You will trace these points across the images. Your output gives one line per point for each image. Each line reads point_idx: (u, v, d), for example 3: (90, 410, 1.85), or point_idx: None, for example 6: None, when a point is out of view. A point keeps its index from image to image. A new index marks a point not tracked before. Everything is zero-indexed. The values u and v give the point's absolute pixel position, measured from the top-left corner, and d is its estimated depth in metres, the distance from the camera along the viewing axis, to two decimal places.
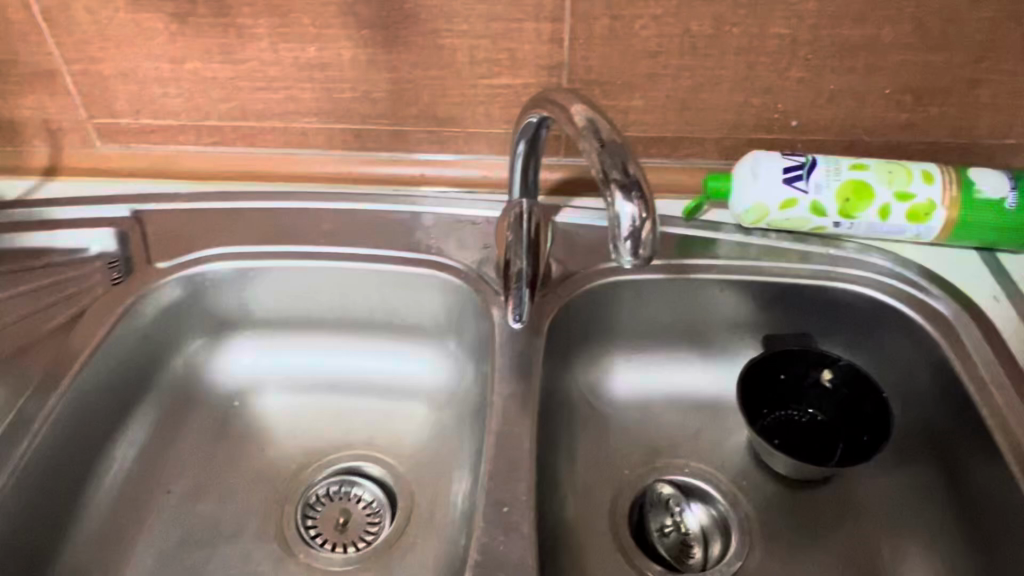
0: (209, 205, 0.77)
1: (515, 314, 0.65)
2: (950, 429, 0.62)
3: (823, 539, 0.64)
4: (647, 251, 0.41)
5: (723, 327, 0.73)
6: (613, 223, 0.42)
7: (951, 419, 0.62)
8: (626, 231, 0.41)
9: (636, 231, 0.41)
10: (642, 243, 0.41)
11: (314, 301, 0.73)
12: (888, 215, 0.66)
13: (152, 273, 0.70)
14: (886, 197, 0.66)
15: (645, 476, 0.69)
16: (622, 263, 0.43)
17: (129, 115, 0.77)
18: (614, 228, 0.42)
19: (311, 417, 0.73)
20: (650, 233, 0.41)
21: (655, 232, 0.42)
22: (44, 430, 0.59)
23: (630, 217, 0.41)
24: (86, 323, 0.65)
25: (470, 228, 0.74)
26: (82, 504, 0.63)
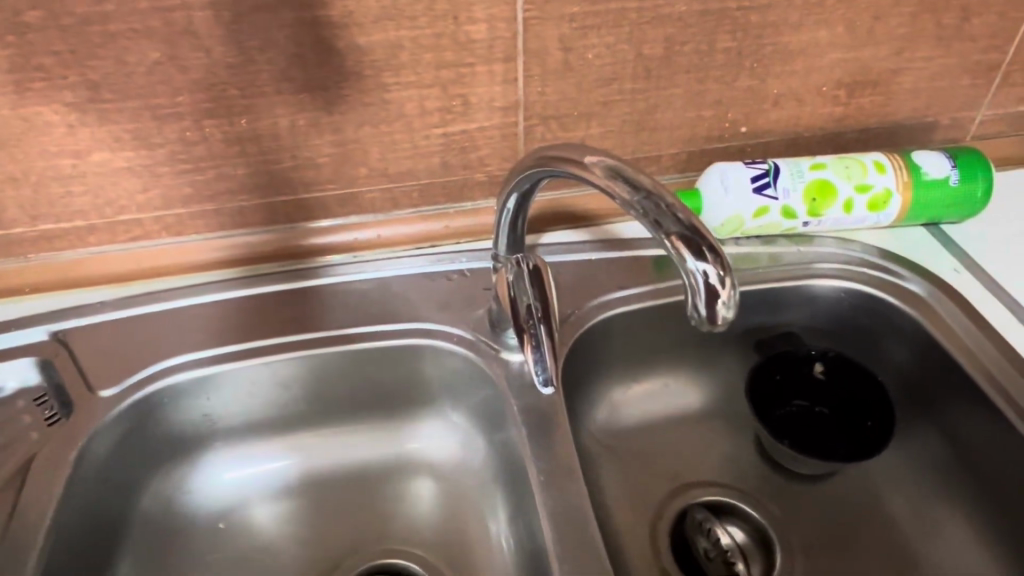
0: (145, 310, 0.67)
1: (541, 377, 0.60)
2: (948, 400, 0.66)
3: (854, 528, 0.66)
4: (731, 309, 0.39)
5: (712, 340, 0.73)
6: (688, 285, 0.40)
7: (947, 391, 0.66)
8: (707, 291, 0.39)
9: (717, 290, 0.39)
10: (727, 302, 0.39)
11: (290, 396, 0.66)
12: (851, 208, 0.69)
13: (97, 403, 0.60)
14: (847, 191, 0.68)
15: (673, 505, 0.68)
16: (700, 323, 0.41)
17: (23, 222, 0.65)
18: (689, 290, 0.40)
19: (312, 522, 0.66)
20: (730, 289, 0.39)
21: (733, 286, 0.40)
22: None
23: (708, 276, 0.39)
24: (36, 483, 0.56)
25: (444, 286, 0.70)
26: None
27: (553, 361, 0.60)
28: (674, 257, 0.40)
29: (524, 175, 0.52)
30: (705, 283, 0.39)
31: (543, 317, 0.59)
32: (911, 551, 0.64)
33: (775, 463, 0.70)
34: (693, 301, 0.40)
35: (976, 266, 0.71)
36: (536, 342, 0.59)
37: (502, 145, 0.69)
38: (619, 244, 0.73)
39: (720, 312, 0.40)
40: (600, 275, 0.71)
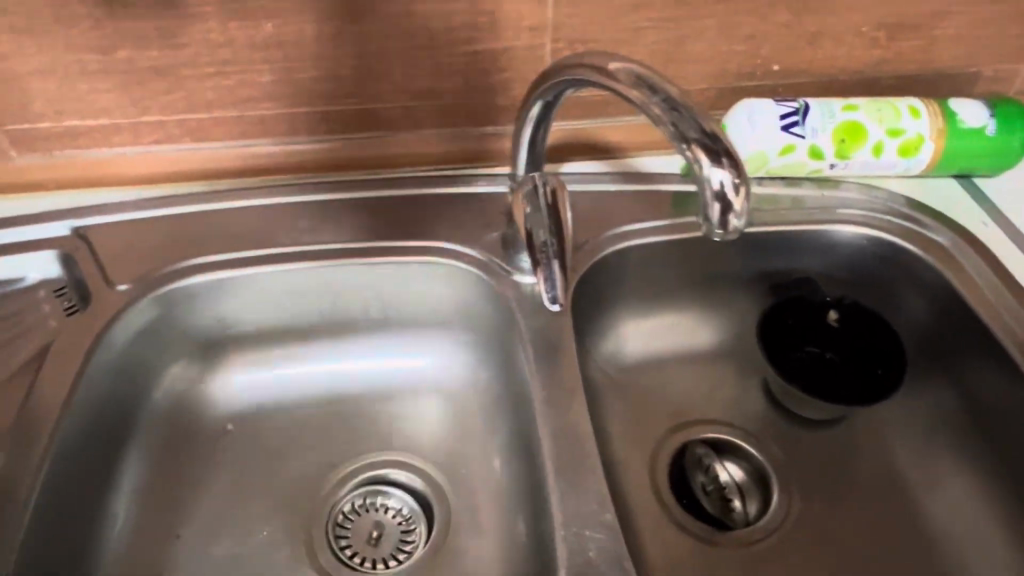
0: (164, 212, 0.68)
1: (550, 296, 0.61)
2: (964, 354, 0.65)
3: (856, 475, 0.66)
4: (743, 219, 0.39)
5: (728, 281, 0.73)
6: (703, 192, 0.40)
7: (963, 345, 0.65)
8: (720, 198, 0.39)
9: (730, 198, 0.39)
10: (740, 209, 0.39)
11: (303, 305, 0.67)
12: (881, 152, 0.67)
13: (115, 297, 0.62)
14: (878, 134, 0.67)
15: (675, 439, 0.68)
16: (712, 233, 0.41)
17: (50, 117, 0.66)
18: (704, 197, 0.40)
19: (318, 429, 0.67)
20: (744, 198, 0.39)
21: (747, 196, 0.40)
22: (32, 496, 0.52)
23: (723, 184, 0.39)
24: (53, 366, 0.57)
25: (460, 207, 0.70)
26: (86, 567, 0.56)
27: (564, 284, 0.60)
28: (691, 163, 0.40)
29: (552, 82, 0.51)
30: (719, 189, 0.39)
31: (557, 250, 0.59)
32: (911, 500, 0.64)
33: (780, 406, 0.70)
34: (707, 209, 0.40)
35: (1006, 222, 0.69)
36: (546, 269, 0.60)
37: (527, 69, 0.68)
38: (640, 178, 0.72)
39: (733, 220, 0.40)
40: (619, 207, 0.70)
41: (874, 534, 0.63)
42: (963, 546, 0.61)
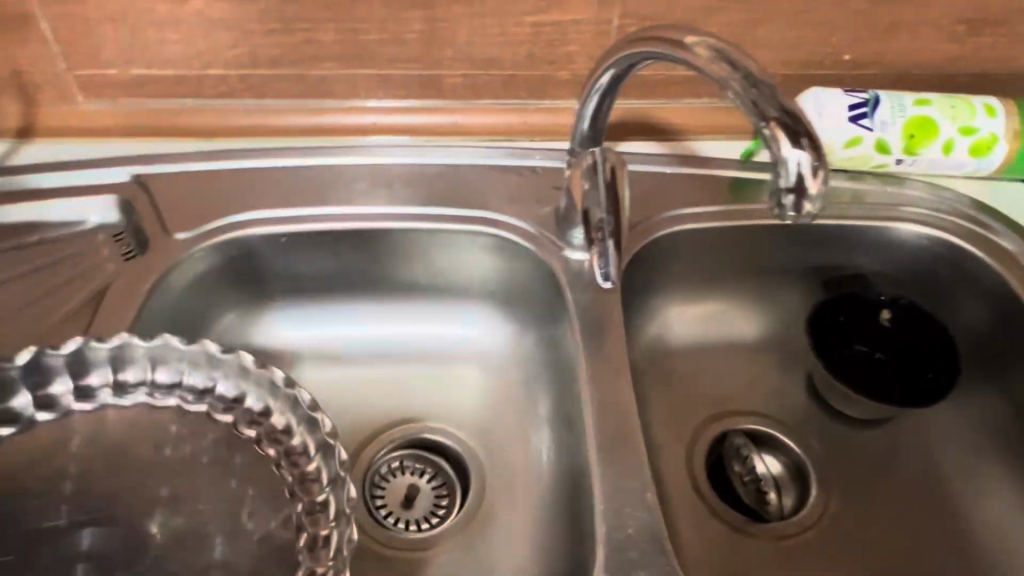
0: (221, 165, 0.69)
1: (603, 272, 0.60)
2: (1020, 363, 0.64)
3: (897, 477, 0.65)
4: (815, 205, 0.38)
5: (779, 273, 0.72)
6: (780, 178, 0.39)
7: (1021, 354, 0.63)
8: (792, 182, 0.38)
9: (803, 182, 0.37)
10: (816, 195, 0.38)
11: (352, 267, 0.67)
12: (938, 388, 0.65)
13: (172, 246, 0.63)
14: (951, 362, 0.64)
15: (713, 427, 0.68)
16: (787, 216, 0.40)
17: (117, 65, 0.67)
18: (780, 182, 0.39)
19: (357, 390, 0.68)
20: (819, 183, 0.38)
21: (823, 181, 0.38)
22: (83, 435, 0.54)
23: (797, 167, 0.38)
24: (111, 309, 0.59)
25: (514, 178, 0.69)
26: None
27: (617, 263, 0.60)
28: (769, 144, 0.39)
29: (627, 54, 0.50)
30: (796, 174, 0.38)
31: (613, 232, 0.59)
32: (954, 507, 0.63)
33: (824, 403, 0.69)
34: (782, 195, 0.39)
35: None
36: (601, 247, 0.59)
37: (591, 44, 0.67)
38: (697, 161, 0.71)
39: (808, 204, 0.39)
40: (674, 190, 0.69)
41: (912, 539, 0.62)
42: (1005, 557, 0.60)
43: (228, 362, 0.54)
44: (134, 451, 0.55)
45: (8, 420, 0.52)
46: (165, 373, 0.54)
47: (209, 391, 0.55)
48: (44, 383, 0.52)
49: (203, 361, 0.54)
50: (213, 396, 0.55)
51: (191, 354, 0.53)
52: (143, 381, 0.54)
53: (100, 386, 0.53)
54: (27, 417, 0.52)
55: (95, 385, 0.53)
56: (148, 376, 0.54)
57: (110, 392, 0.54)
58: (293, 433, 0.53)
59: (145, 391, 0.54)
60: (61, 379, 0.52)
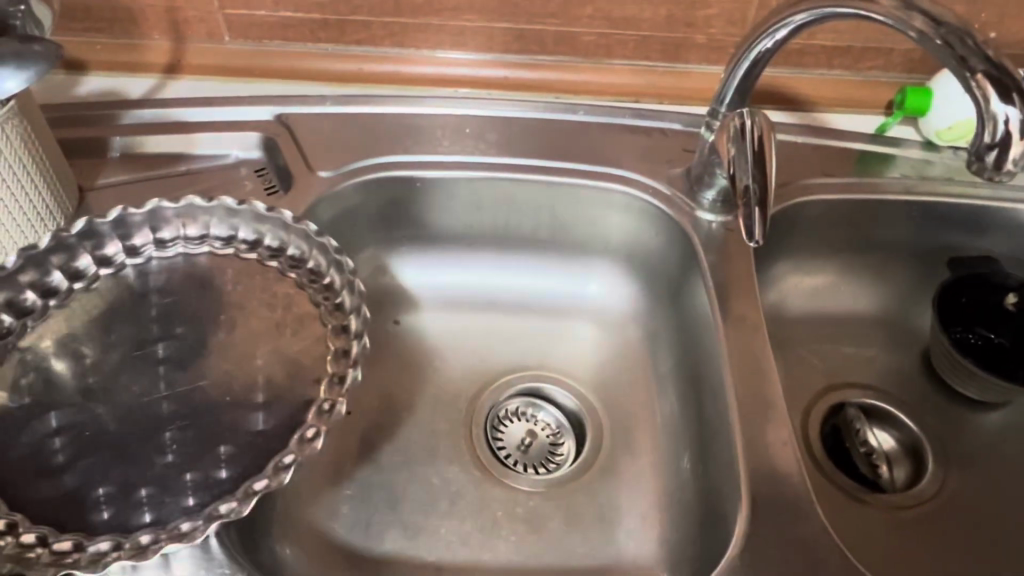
0: (359, 110, 0.71)
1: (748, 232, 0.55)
2: None
3: (1016, 463, 0.64)
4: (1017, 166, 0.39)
5: (901, 248, 0.71)
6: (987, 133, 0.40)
7: None
8: (1001, 139, 0.39)
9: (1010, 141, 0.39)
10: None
11: (481, 217, 0.69)
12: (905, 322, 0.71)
13: (316, 182, 0.65)
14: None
15: (825, 398, 0.68)
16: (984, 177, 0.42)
17: (267, 7, 0.69)
18: (986, 139, 0.40)
19: (474, 336, 0.70)
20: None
21: None
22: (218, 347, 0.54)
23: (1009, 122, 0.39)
24: None
25: (643, 138, 0.70)
26: None
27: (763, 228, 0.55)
28: (977, 98, 0.40)
29: (820, 8, 0.50)
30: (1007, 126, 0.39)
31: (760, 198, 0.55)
32: None
33: (939, 382, 0.69)
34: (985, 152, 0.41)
35: None
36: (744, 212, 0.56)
37: (733, 8, 0.67)
38: (827, 133, 0.70)
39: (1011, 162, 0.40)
40: (803, 160, 0.69)
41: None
42: None
43: (271, 218, 0.57)
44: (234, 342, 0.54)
45: (75, 278, 0.54)
46: (220, 228, 0.57)
47: (254, 245, 0.57)
48: (104, 241, 0.55)
49: (247, 216, 0.57)
50: (261, 247, 0.57)
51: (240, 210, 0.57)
52: (202, 237, 0.57)
53: (166, 241, 0.57)
54: (90, 276, 0.55)
55: (162, 239, 0.57)
56: (205, 231, 0.57)
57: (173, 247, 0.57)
58: (327, 278, 0.56)
59: (204, 248, 0.58)
60: (114, 239, 0.56)
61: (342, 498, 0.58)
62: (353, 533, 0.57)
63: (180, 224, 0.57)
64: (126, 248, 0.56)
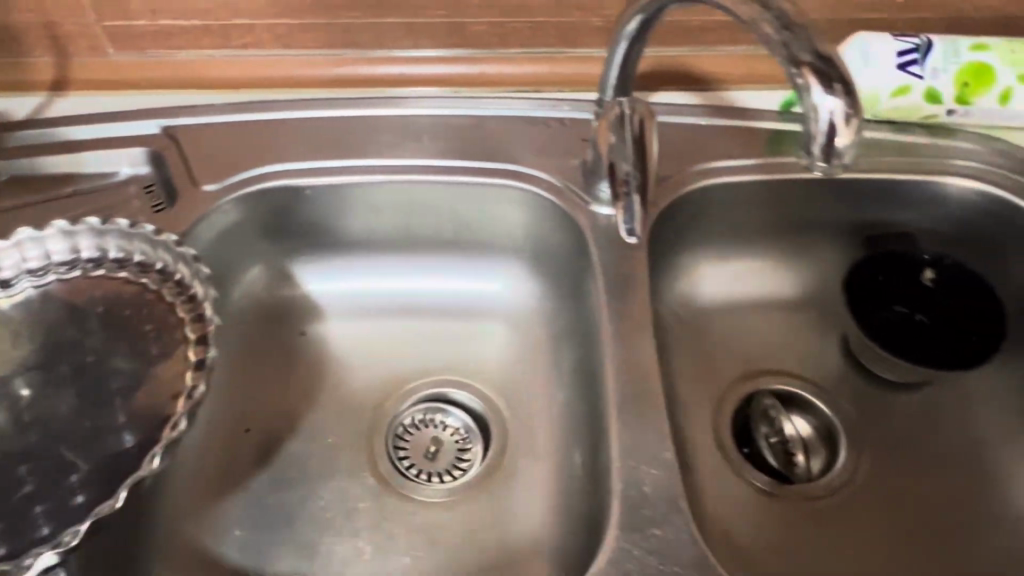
0: (250, 117, 0.69)
1: (627, 229, 0.60)
2: None
3: (931, 446, 0.63)
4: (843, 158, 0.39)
5: (815, 227, 0.69)
6: (812, 123, 0.39)
7: None
8: (824, 133, 0.39)
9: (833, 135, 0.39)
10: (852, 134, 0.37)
11: (380, 221, 0.67)
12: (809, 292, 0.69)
13: (201, 196, 0.63)
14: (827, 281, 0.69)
15: (741, 387, 0.66)
16: (813, 167, 0.41)
17: (145, 16, 0.67)
18: (812, 130, 0.39)
19: (382, 342, 0.69)
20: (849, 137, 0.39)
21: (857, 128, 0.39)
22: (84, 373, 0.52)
23: (831, 116, 0.38)
24: None
25: (541, 129, 0.67)
26: None
27: (641, 217, 0.60)
28: (802, 89, 0.39)
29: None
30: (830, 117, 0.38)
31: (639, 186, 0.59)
32: (993, 476, 0.61)
33: (859, 365, 0.67)
34: (813, 143, 0.40)
35: None
36: (625, 202, 0.59)
37: None
38: (735, 113, 0.68)
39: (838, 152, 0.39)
40: (709, 140, 0.66)
41: (946, 506, 0.60)
42: None
43: (138, 233, 0.57)
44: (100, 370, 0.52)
45: None
46: (88, 249, 0.56)
47: (125, 262, 0.57)
48: None
49: (115, 234, 0.56)
50: (130, 264, 0.57)
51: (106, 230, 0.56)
52: (72, 262, 0.56)
53: (36, 268, 0.55)
54: None
55: (32, 267, 0.55)
56: (74, 254, 0.56)
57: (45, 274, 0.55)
58: (191, 289, 0.55)
59: (76, 271, 0.56)
60: None
61: (234, 519, 0.58)
62: (246, 555, 0.56)
63: (47, 248, 0.55)
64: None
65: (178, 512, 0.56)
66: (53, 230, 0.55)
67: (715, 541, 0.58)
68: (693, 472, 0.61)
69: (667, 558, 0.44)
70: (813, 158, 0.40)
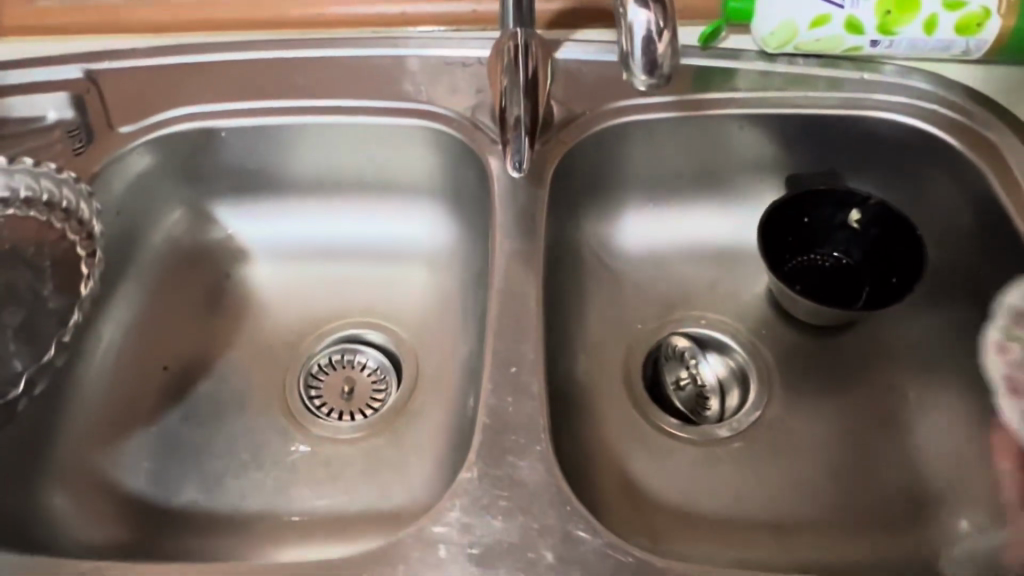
0: (169, 60, 0.68)
1: (514, 161, 0.57)
2: (976, 258, 0.59)
3: (848, 391, 0.61)
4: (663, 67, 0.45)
5: (742, 168, 0.66)
6: (630, 41, 0.45)
7: (978, 253, 0.59)
8: (644, 44, 0.45)
9: (652, 45, 0.45)
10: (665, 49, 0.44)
11: (299, 164, 0.67)
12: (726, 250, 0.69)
13: (115, 139, 0.63)
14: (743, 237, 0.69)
15: (658, 329, 0.66)
16: (637, 80, 0.47)
17: None
18: (632, 46, 0.45)
19: (307, 284, 0.69)
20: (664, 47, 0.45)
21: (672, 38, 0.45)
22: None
23: (647, 28, 0.44)
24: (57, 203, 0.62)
25: (457, 69, 0.66)
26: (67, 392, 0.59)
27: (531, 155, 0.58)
28: (620, 8, 0.45)
29: None
30: (645, 33, 0.44)
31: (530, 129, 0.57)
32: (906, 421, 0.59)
33: (782, 309, 0.65)
34: (633, 58, 0.46)
35: None
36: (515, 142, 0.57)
37: None
38: None
39: (657, 65, 0.46)
40: (626, 78, 0.64)
41: (853, 451, 0.58)
42: (950, 466, 0.56)
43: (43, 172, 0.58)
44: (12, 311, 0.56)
45: None
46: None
47: (32, 202, 0.59)
48: None
49: (21, 174, 0.58)
50: (38, 203, 0.59)
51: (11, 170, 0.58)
52: None
53: None
54: None
55: None
56: None
57: None
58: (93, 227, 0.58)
59: None
60: None
61: (144, 452, 0.59)
62: (151, 486, 0.58)
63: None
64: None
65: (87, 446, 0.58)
66: None
67: (613, 480, 0.58)
68: (598, 413, 0.61)
69: (520, 487, 0.45)
70: (635, 72, 0.46)
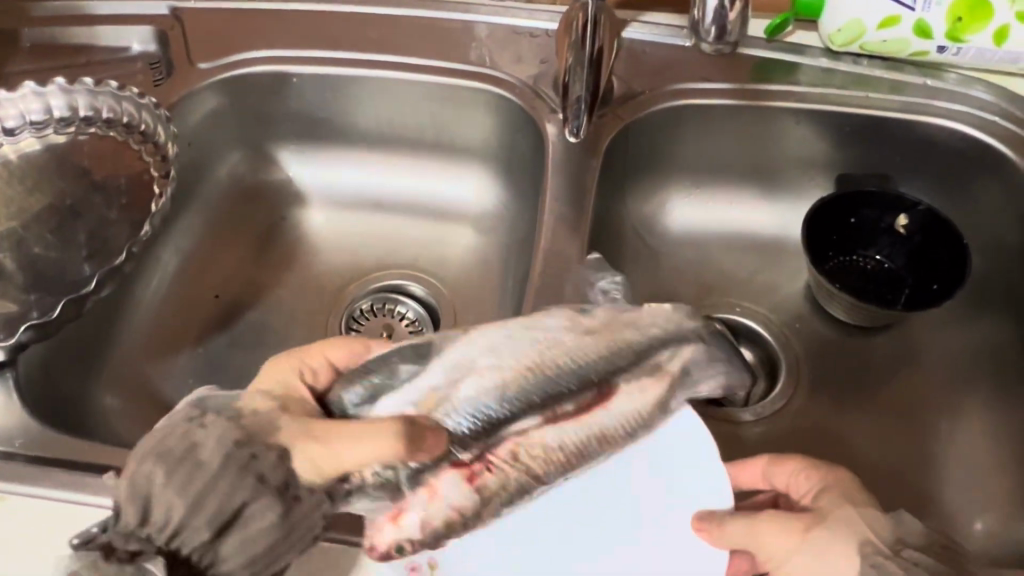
0: (250, 5, 0.71)
1: (571, 129, 0.61)
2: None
3: (873, 391, 0.62)
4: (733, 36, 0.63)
5: (794, 163, 0.67)
6: (701, 16, 0.63)
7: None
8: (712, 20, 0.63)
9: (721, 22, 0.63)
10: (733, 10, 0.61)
11: (361, 115, 0.69)
12: None
13: (193, 74, 0.66)
14: None
15: (692, 312, 0.67)
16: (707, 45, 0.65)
17: None
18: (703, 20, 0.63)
19: (359, 234, 0.72)
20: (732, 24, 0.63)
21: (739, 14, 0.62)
22: (72, 225, 0.59)
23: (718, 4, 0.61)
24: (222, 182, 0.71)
25: (524, 39, 0.68)
26: (126, 306, 0.62)
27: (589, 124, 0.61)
28: None
29: None
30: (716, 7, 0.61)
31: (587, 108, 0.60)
32: (931, 426, 0.59)
33: (818, 305, 0.66)
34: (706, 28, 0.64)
35: None
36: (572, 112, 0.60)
37: None
38: None
39: (725, 35, 0.63)
40: (690, 63, 0.65)
41: (874, 447, 0.59)
42: (969, 472, 0.57)
43: (126, 98, 0.63)
44: (85, 224, 0.59)
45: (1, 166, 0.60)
46: (83, 107, 0.63)
47: (111, 123, 0.63)
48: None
49: (108, 96, 0.63)
50: (118, 125, 0.63)
51: (99, 94, 0.63)
52: (70, 119, 0.63)
53: (42, 121, 0.62)
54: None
55: (39, 118, 0.62)
56: (71, 112, 0.63)
57: (49, 128, 0.62)
58: (166, 150, 0.63)
59: (72, 129, 0.63)
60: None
61: (191, 371, 0.63)
62: None
63: (48, 105, 0.62)
64: (3, 129, 0.61)
65: (138, 358, 0.62)
66: (53, 90, 0.62)
67: None
68: None
69: None
70: (704, 40, 0.65)
